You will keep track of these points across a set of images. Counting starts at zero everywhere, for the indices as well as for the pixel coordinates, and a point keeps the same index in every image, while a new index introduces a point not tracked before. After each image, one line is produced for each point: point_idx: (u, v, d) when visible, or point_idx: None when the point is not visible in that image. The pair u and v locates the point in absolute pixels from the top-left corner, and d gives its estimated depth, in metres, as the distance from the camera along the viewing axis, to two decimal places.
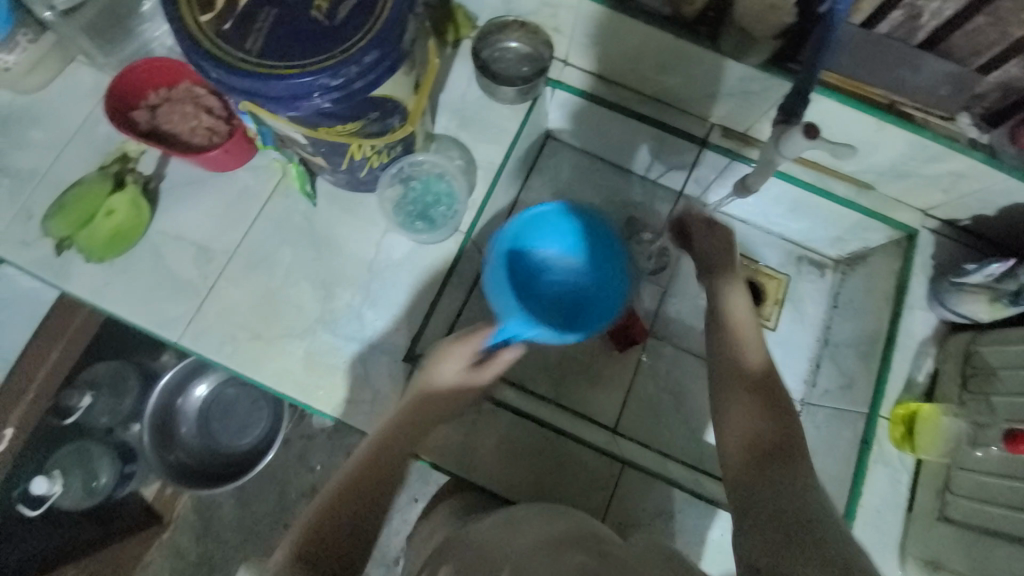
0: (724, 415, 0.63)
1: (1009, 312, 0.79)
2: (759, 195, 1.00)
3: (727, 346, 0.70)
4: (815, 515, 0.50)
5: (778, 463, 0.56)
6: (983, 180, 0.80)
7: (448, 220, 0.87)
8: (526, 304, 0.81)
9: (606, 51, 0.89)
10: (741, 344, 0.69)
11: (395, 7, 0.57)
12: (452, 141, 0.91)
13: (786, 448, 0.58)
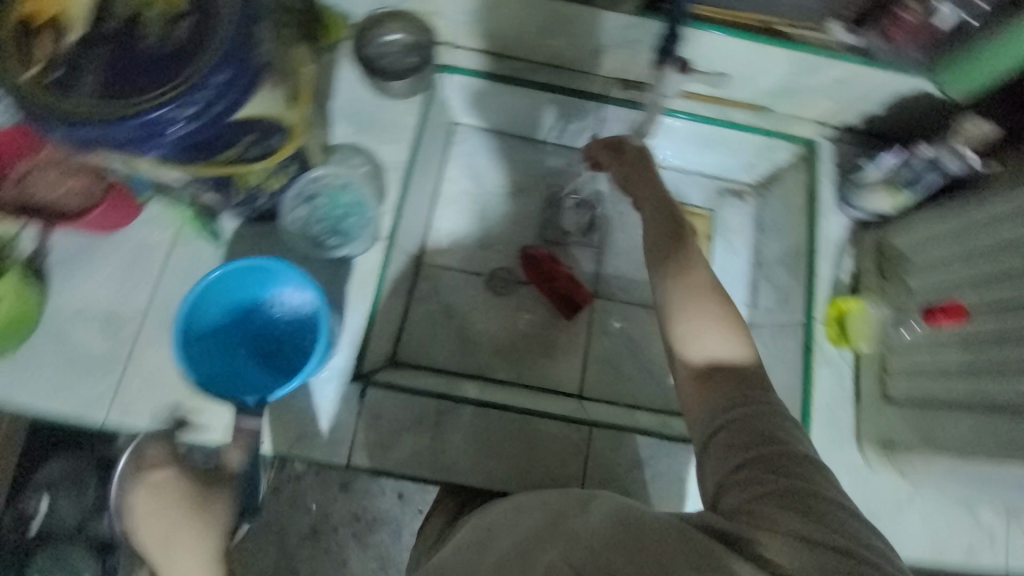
0: (694, 406, 0.57)
1: (908, 199, 0.84)
2: (668, 138, 1.01)
3: (683, 323, 0.61)
4: (830, 515, 0.46)
5: (753, 444, 0.52)
6: (863, 80, 0.84)
7: (364, 229, 0.84)
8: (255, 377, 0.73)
9: (488, 26, 0.88)
10: (703, 315, 0.61)
11: (238, 20, 0.54)
12: (353, 148, 0.88)
13: (760, 419, 0.53)
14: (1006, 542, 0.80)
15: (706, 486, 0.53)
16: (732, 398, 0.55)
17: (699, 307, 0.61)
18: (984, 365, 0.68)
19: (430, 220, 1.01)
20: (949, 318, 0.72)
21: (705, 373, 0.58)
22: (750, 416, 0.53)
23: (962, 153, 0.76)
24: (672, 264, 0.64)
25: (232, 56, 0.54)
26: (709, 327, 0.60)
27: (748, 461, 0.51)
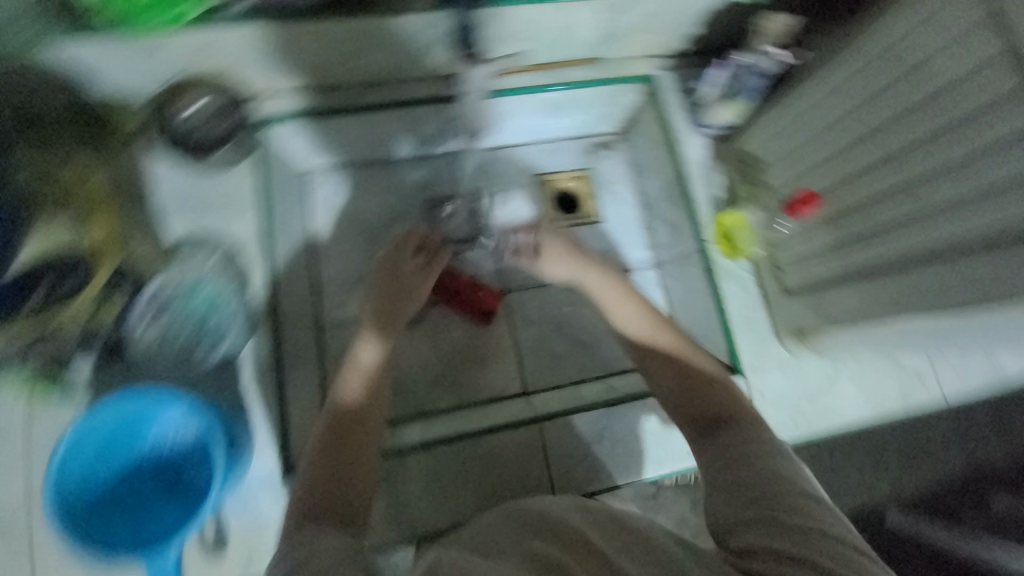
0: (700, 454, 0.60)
1: (748, 104, 0.87)
2: (520, 115, 1.00)
3: (670, 387, 0.67)
4: (829, 550, 0.47)
5: (751, 478, 0.53)
6: (671, 6, 0.85)
7: (232, 320, 0.78)
8: (158, 521, 0.66)
9: (294, 65, 0.82)
10: (681, 374, 0.68)
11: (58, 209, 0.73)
12: (198, 237, 0.81)
13: (759, 461, 0.55)
14: (923, 373, 0.88)
15: (715, 522, 0.54)
16: (724, 438, 0.59)
17: (678, 370, 0.68)
18: (847, 233, 0.72)
19: (315, 278, 0.94)
20: (810, 205, 0.74)
21: (697, 421, 0.63)
22: (745, 451, 0.57)
23: (768, 52, 0.81)
24: (646, 333, 0.72)
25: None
26: (690, 383, 0.66)
27: (752, 497, 0.52)
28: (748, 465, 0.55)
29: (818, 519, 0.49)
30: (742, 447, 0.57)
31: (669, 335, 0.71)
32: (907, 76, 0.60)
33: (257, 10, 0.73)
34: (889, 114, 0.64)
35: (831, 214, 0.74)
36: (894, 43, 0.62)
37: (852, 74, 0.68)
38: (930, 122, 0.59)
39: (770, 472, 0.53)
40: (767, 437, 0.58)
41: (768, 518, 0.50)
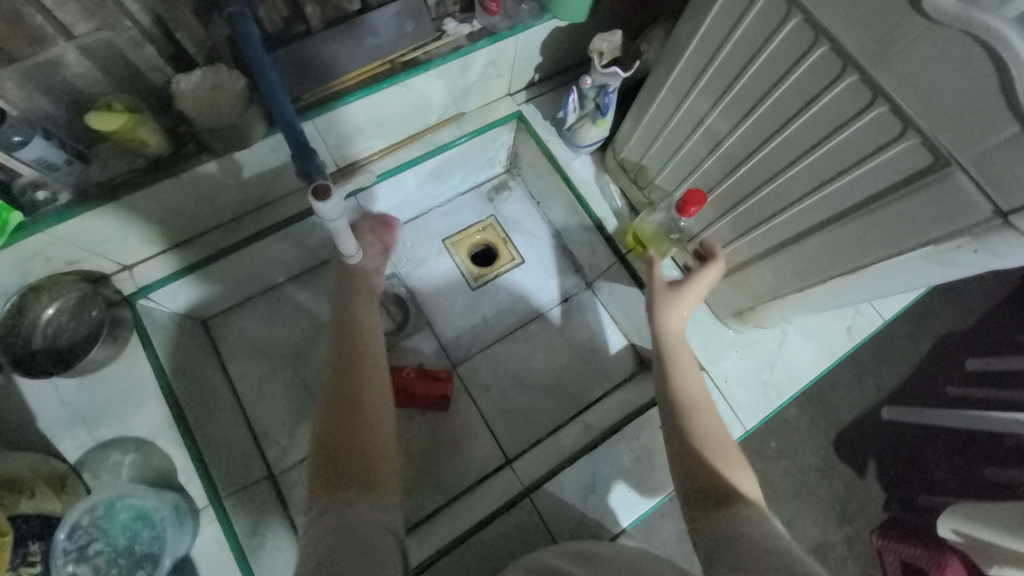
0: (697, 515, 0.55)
1: (610, 120, 0.86)
2: (405, 191, 0.98)
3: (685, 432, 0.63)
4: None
5: (754, 551, 0.47)
6: (505, 50, 0.85)
7: (163, 537, 0.67)
8: None
9: (146, 231, 0.76)
10: (710, 447, 0.61)
11: None
12: (103, 447, 0.73)
13: (758, 529, 0.51)
14: (863, 306, 0.92)
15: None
16: (730, 518, 0.53)
17: (710, 443, 0.62)
18: (745, 217, 0.71)
19: (252, 429, 0.88)
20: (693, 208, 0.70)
21: (703, 498, 0.57)
22: (739, 535, 0.50)
23: (613, 73, 0.76)
24: (697, 398, 0.66)
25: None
26: (715, 461, 0.60)
27: (753, 565, 0.46)
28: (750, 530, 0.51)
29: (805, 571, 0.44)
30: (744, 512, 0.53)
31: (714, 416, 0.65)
32: (733, 67, 0.62)
33: (71, 204, 0.66)
34: (733, 107, 0.65)
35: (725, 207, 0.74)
36: (708, 36, 0.63)
37: (683, 72, 0.69)
38: (763, 106, 0.60)
39: (771, 544, 0.48)
40: (779, 534, 0.50)
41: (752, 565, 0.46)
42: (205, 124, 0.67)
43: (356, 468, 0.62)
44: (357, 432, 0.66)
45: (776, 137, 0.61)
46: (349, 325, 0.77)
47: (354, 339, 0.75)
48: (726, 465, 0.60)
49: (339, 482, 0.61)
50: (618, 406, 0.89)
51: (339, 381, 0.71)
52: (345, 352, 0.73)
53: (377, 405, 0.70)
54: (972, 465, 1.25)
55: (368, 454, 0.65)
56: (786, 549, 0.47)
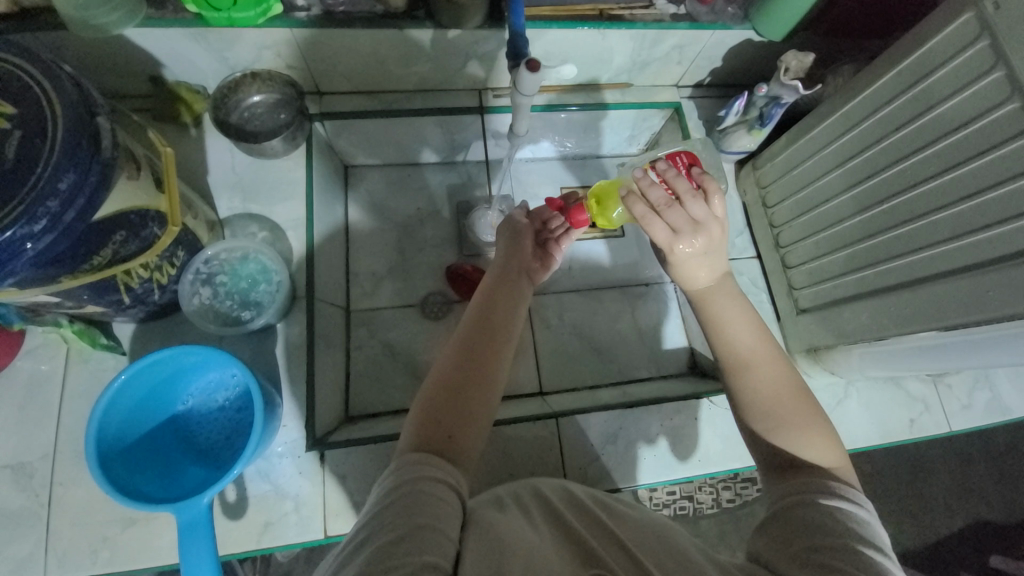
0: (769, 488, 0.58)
1: (766, 132, 0.92)
2: (553, 131, 1.07)
3: (749, 401, 0.63)
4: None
5: (808, 534, 0.48)
6: (697, 41, 0.92)
7: (273, 294, 0.78)
8: (191, 476, 0.69)
9: (350, 67, 0.89)
10: (766, 408, 0.62)
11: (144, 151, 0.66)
12: (245, 216, 0.86)
13: (805, 508, 0.51)
14: (932, 401, 0.91)
15: (754, 544, 0.51)
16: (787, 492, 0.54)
17: (769, 400, 0.62)
18: (865, 255, 0.74)
19: (347, 266, 0.99)
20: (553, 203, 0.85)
21: (774, 458, 0.60)
22: (791, 511, 0.51)
23: (793, 86, 0.82)
24: (745, 355, 0.65)
25: (85, 149, 0.52)
26: (772, 422, 0.61)
27: (803, 556, 0.46)
28: (803, 512, 0.51)
29: (856, 566, 0.44)
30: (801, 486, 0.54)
31: (765, 372, 0.64)
32: (911, 113, 0.67)
33: (316, 18, 0.79)
34: (900, 146, 0.68)
35: (849, 242, 0.77)
36: (901, 76, 0.67)
37: (859, 104, 0.73)
38: (930, 151, 0.64)
39: (828, 533, 0.47)
40: (841, 516, 0.49)
41: (796, 554, 0.46)
42: None
43: (445, 441, 0.54)
44: (460, 412, 0.57)
45: (932, 180, 0.64)
46: (492, 303, 0.68)
47: (494, 316, 0.66)
48: (784, 426, 0.60)
49: (424, 448, 0.52)
50: (660, 388, 0.93)
51: (462, 350, 0.62)
52: (481, 328, 0.64)
53: (486, 395, 0.59)
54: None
55: (460, 438, 0.55)
56: (835, 538, 0.47)
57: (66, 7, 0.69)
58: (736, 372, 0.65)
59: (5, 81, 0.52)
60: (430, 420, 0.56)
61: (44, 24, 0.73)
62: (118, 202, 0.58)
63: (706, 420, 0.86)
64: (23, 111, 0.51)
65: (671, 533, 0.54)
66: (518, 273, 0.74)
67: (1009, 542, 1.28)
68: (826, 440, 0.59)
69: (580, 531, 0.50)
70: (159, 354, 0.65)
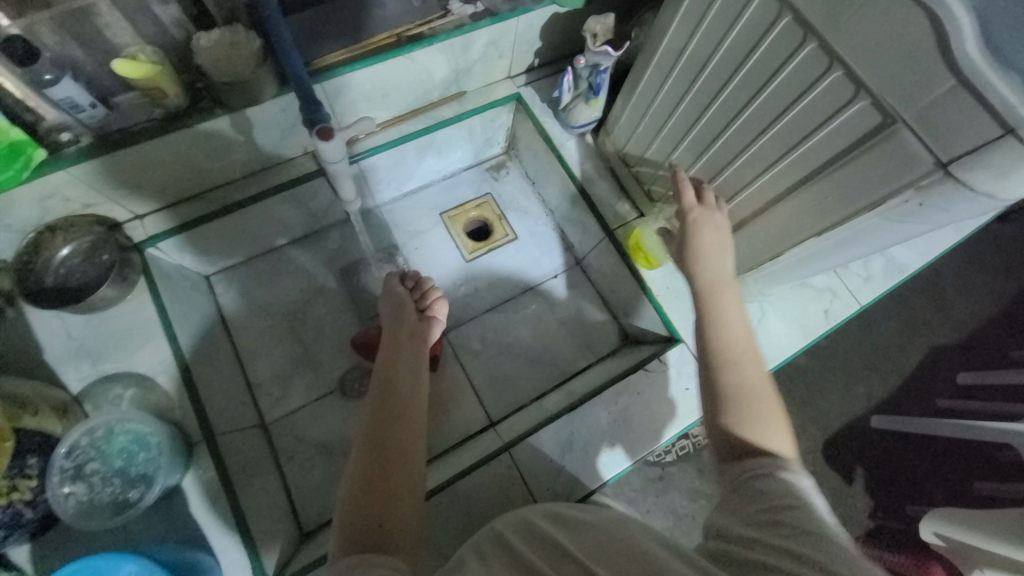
0: (727, 478, 0.54)
1: (603, 99, 0.91)
2: (406, 162, 1.02)
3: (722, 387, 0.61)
4: (819, 547, 0.41)
5: (766, 505, 0.47)
6: (507, 30, 0.90)
7: (156, 463, 0.69)
8: None
9: (160, 181, 0.80)
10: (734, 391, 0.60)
11: None
12: (104, 381, 0.76)
13: (770, 480, 0.50)
14: (835, 288, 0.96)
15: (718, 523, 0.49)
16: (748, 471, 0.52)
17: (742, 393, 0.60)
18: (725, 188, 0.76)
19: (248, 379, 0.91)
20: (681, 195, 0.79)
21: (731, 449, 0.57)
22: (760, 484, 0.50)
23: (605, 52, 0.82)
24: (739, 345, 0.64)
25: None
26: (745, 407, 0.59)
27: (769, 520, 0.45)
28: (775, 486, 0.49)
29: (818, 530, 0.43)
30: (767, 463, 0.52)
31: (750, 362, 0.63)
32: (711, 47, 0.67)
33: (90, 147, 0.71)
34: (711, 82, 0.69)
35: (711, 173, 0.76)
36: (693, 9, 0.66)
37: (665, 51, 0.74)
38: (735, 81, 0.65)
39: (780, 498, 0.47)
40: (798, 484, 0.49)
41: (768, 522, 0.45)
42: (222, 78, 0.72)
43: (380, 529, 0.54)
44: (389, 492, 0.58)
45: (749, 106, 0.65)
46: (391, 374, 0.71)
47: (395, 388, 0.69)
48: (754, 414, 0.58)
49: (359, 546, 0.52)
50: (599, 374, 0.93)
51: (375, 430, 0.64)
52: (385, 402, 0.67)
53: (410, 466, 0.61)
54: (963, 479, 1.28)
55: (395, 519, 0.56)
56: (803, 510, 0.45)
57: None
58: (725, 365, 0.63)
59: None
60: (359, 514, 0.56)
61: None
62: None
63: (651, 389, 0.86)
64: None
65: (634, 537, 0.53)
66: (409, 335, 0.79)
67: (956, 363, 1.37)
68: (784, 435, 0.57)
69: (540, 566, 0.50)
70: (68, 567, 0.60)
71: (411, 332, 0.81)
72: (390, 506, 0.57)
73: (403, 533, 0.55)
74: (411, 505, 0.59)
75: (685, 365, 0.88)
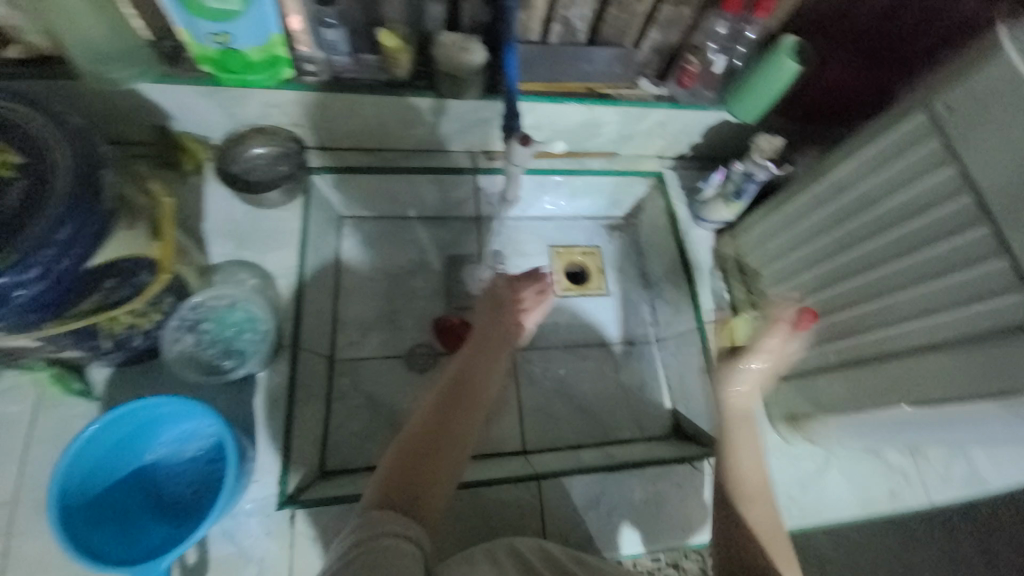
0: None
1: (742, 205, 0.98)
2: (542, 192, 1.12)
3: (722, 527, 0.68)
4: None
5: None
6: (679, 118, 1.00)
7: (257, 345, 0.78)
8: (150, 533, 0.66)
9: (353, 127, 0.93)
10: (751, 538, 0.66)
11: (73, 157, 0.53)
12: (236, 263, 0.86)
13: None
14: (908, 473, 0.92)
15: None
16: None
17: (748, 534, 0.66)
18: (839, 325, 0.78)
19: (335, 315, 0.99)
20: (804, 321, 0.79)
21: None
22: None
23: (766, 166, 0.89)
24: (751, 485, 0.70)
25: (88, 198, 0.52)
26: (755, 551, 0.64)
27: None
28: None
29: None
30: None
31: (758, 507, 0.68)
32: (874, 199, 0.71)
33: (325, 82, 0.85)
34: (863, 227, 0.74)
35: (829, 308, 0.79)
36: (870, 161, 0.71)
37: (825, 185, 0.79)
38: (890, 234, 0.69)
39: None
40: None
41: None
42: (447, 69, 0.84)
43: (412, 497, 0.57)
44: (429, 468, 0.60)
45: (896, 261, 0.69)
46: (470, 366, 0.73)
47: (469, 379, 0.71)
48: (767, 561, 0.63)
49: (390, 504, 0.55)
50: (642, 451, 0.93)
51: (439, 407, 0.66)
52: (457, 388, 0.69)
53: (458, 451, 0.63)
54: None
55: (424, 495, 0.58)
56: None
57: (84, 61, 0.73)
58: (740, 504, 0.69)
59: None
60: (397, 474, 0.58)
61: (53, 71, 0.77)
62: (117, 248, 0.58)
63: (689, 486, 0.85)
64: (26, 159, 0.53)
65: None
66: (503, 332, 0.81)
67: None
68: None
69: None
70: (144, 404, 0.65)
71: (504, 327, 0.82)
72: (430, 481, 0.59)
73: (427, 510, 0.57)
74: (446, 485, 0.60)
75: (731, 479, 0.87)
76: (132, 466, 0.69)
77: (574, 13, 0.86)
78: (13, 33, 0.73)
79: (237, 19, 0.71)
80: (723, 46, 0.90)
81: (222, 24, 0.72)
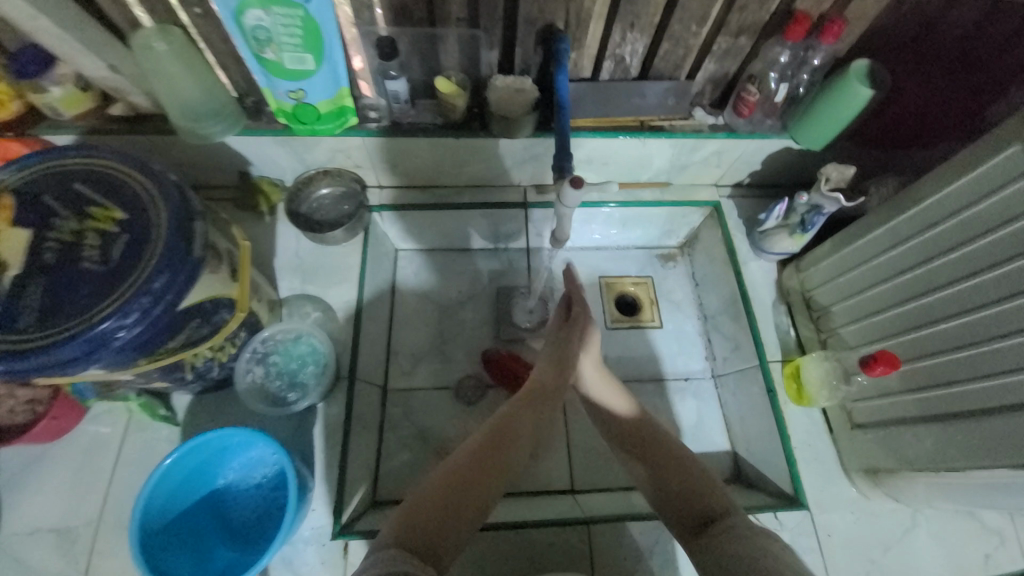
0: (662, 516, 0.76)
1: (808, 236, 0.92)
2: (593, 223, 1.12)
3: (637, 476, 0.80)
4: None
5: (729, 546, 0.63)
6: (737, 148, 0.96)
7: (319, 378, 0.82)
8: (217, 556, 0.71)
9: (409, 167, 0.98)
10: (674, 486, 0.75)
11: (169, 211, 0.60)
12: (302, 297, 0.92)
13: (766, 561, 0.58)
14: (1016, 538, 0.80)
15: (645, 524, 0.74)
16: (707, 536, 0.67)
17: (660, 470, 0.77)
18: (924, 374, 0.70)
19: (390, 345, 1.02)
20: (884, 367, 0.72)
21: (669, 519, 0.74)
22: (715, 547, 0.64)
23: (835, 198, 0.83)
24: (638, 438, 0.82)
25: (181, 249, 0.58)
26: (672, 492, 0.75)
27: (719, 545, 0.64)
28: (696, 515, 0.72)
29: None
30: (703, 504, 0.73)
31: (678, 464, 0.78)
32: (963, 236, 0.65)
33: (386, 128, 0.90)
34: (954, 270, 0.66)
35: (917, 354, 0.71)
36: (954, 197, 0.65)
37: (909, 219, 0.71)
38: (986, 277, 0.62)
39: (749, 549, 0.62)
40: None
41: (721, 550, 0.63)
42: (499, 111, 0.87)
43: (430, 531, 0.59)
44: (456, 511, 0.62)
45: (991, 307, 0.62)
46: (514, 419, 0.76)
47: (507, 437, 0.73)
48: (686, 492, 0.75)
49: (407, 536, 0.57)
50: None
51: (471, 462, 0.68)
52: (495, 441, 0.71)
53: (486, 497, 0.65)
54: None
55: (444, 537, 0.59)
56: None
57: (181, 119, 0.82)
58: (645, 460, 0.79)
59: (72, 192, 0.61)
60: (419, 519, 0.60)
61: (152, 126, 0.86)
62: (202, 292, 0.64)
63: None
64: (130, 215, 0.59)
65: None
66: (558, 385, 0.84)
67: None
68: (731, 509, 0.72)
69: None
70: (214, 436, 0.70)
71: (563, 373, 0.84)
72: (453, 520, 0.61)
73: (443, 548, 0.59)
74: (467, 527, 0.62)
75: (801, 535, 0.80)
76: (205, 491, 0.74)
77: (625, 50, 0.86)
78: (125, 98, 0.84)
79: (313, 75, 0.78)
80: (783, 74, 0.87)
81: (300, 81, 0.78)
